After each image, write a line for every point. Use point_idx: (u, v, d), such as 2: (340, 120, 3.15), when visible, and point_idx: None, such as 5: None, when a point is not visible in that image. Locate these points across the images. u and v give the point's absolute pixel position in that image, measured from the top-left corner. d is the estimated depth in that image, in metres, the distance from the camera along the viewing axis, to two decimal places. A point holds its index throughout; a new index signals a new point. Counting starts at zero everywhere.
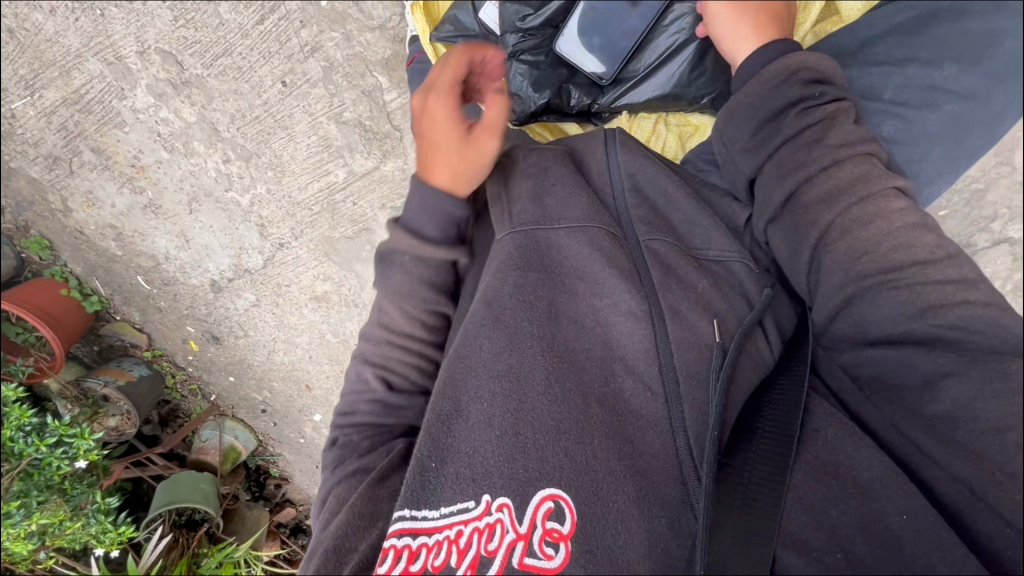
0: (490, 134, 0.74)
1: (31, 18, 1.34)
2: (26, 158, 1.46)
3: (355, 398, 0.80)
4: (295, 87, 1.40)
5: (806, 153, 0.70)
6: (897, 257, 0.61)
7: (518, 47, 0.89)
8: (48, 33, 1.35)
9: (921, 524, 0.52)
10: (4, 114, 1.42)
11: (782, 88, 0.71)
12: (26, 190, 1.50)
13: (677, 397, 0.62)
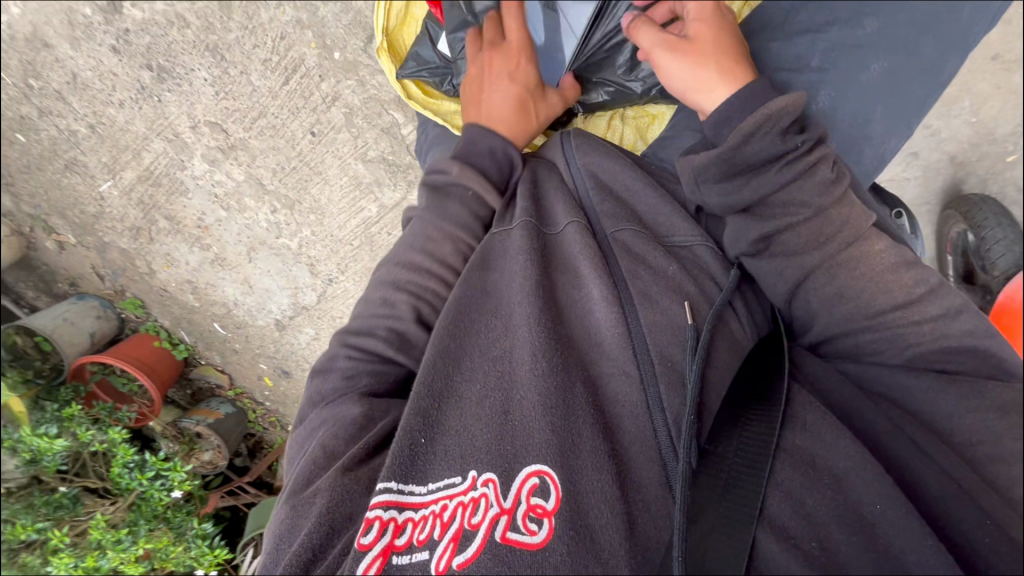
0: (561, 91, 0.84)
1: (105, 112, 1.52)
2: (116, 233, 1.68)
3: (375, 320, 0.73)
4: (324, 135, 1.52)
5: (788, 196, 0.63)
6: (880, 300, 0.60)
7: None
8: (119, 122, 1.53)
9: (900, 518, 0.49)
10: (93, 198, 1.64)
11: (762, 143, 0.62)
12: (120, 259, 1.72)
13: (652, 376, 0.60)
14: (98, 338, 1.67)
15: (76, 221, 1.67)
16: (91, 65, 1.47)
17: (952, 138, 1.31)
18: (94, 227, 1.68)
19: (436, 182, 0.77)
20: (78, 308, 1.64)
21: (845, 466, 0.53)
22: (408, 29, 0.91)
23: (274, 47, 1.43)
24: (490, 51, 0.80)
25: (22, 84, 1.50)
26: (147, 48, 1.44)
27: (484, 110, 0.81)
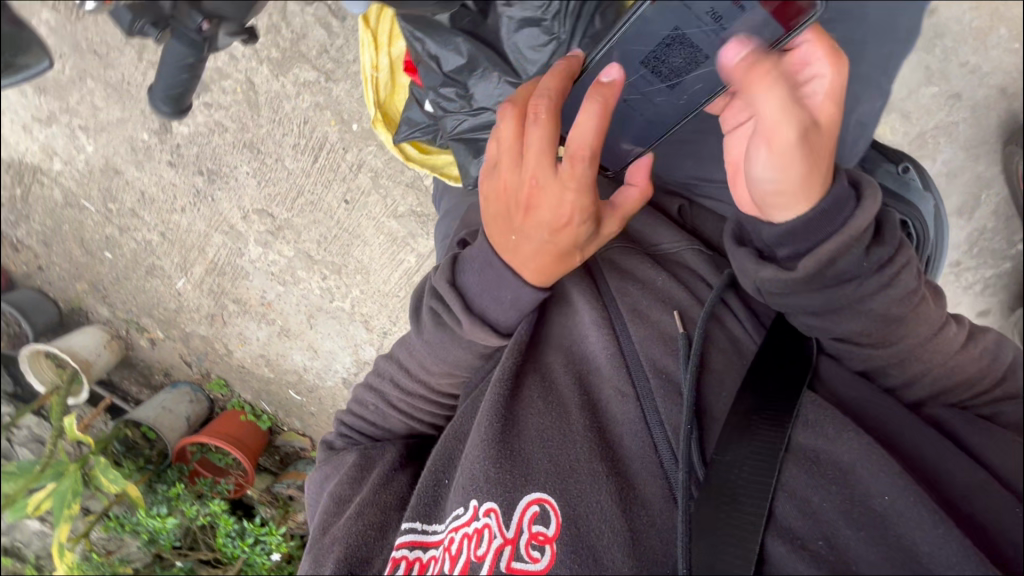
0: (616, 219, 0.58)
1: (172, 219, 1.62)
2: (195, 322, 1.71)
3: (371, 414, 0.73)
4: (356, 202, 1.50)
5: (859, 290, 0.49)
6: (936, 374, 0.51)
7: (454, 130, 0.85)
8: (184, 225, 1.61)
9: (914, 505, 0.40)
10: (173, 295, 1.71)
11: (851, 256, 0.48)
12: (202, 344, 1.74)
13: (648, 393, 0.54)
14: (195, 420, 1.73)
15: (161, 318, 1.73)
16: (155, 181, 1.59)
17: (999, 68, 1.13)
18: (176, 320, 1.72)
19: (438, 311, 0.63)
20: (173, 396, 1.71)
21: (849, 452, 0.44)
22: (398, 95, 0.97)
23: (300, 132, 1.48)
24: (537, 157, 0.53)
25: (103, 209, 1.64)
26: (197, 156, 1.54)
27: (500, 237, 0.58)
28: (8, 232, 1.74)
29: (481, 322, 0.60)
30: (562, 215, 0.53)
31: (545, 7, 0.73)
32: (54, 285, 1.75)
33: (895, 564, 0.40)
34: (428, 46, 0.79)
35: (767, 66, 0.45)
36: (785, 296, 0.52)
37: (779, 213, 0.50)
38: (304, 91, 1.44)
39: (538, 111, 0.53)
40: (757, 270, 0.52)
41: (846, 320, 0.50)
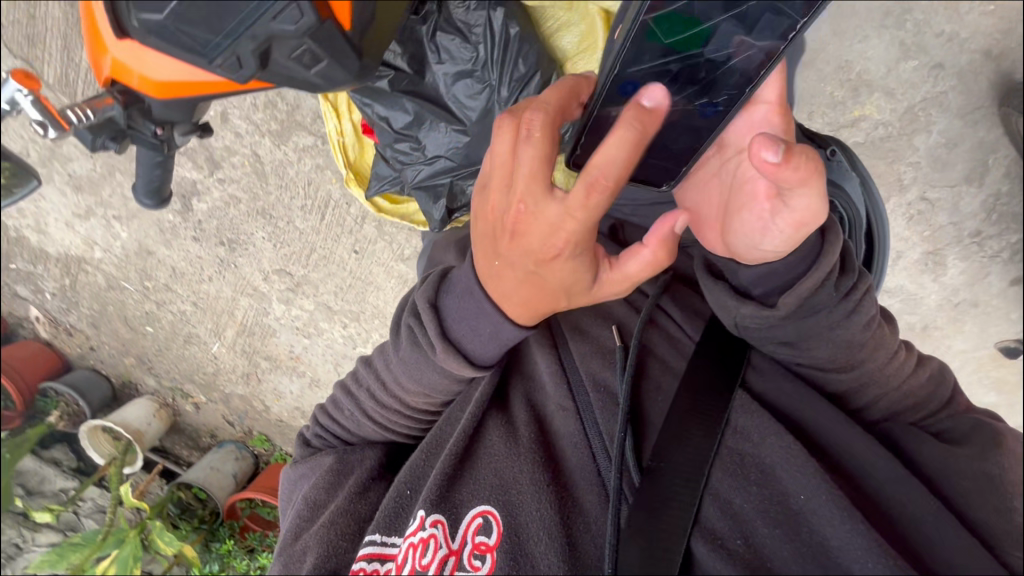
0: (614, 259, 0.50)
1: (202, 289, 1.57)
2: (232, 382, 1.70)
3: (345, 423, 0.68)
4: (366, 251, 1.44)
5: (832, 319, 0.52)
6: (885, 397, 0.54)
7: (416, 179, 0.88)
8: (213, 292, 1.57)
9: (826, 504, 0.43)
10: (210, 359, 1.68)
11: (822, 292, 0.51)
12: (240, 403, 1.73)
13: (587, 406, 0.55)
14: (242, 477, 1.73)
15: (201, 382, 1.72)
16: (184, 256, 1.54)
17: (978, 32, 1.06)
18: (216, 383, 1.71)
19: (414, 330, 0.57)
20: (220, 455, 1.72)
21: (771, 455, 0.47)
22: (366, 153, 1.05)
23: (303, 192, 1.40)
24: (531, 180, 0.46)
25: (141, 286, 1.60)
26: (217, 229, 1.48)
27: (484, 265, 0.51)
28: (60, 318, 1.71)
29: (454, 349, 0.54)
30: (551, 244, 0.47)
31: (476, 59, 0.79)
32: (105, 362, 1.76)
33: (808, 559, 0.42)
34: (377, 108, 0.84)
35: (818, 161, 0.44)
36: (761, 329, 0.54)
37: (761, 263, 0.52)
38: (306, 155, 1.37)
39: (533, 127, 0.46)
40: (739, 308, 0.53)
41: (817, 349, 0.53)
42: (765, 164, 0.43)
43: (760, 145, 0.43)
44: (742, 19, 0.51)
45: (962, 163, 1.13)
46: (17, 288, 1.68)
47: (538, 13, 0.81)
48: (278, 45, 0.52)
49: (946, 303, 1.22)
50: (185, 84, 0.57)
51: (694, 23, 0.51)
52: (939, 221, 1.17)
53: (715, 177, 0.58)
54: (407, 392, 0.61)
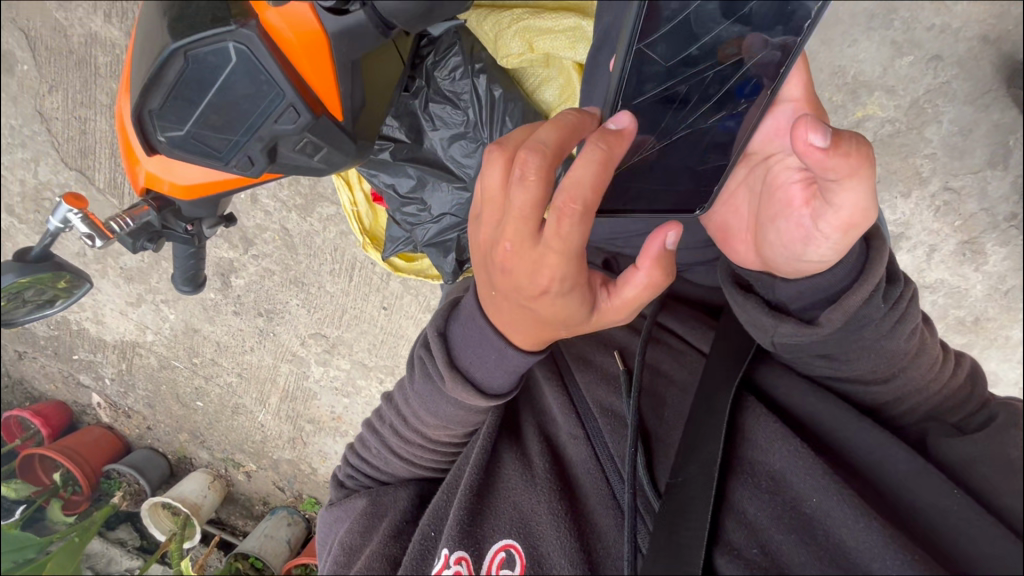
0: (614, 293, 0.46)
1: (247, 360, 1.65)
2: (280, 448, 1.75)
3: (373, 458, 0.69)
4: (395, 306, 1.49)
5: (880, 331, 0.50)
6: (924, 401, 0.51)
7: (425, 237, 0.93)
8: (256, 362, 1.65)
9: (839, 505, 0.42)
10: (257, 427, 1.75)
11: (871, 304, 0.49)
12: (289, 467, 1.78)
13: (598, 432, 0.55)
14: (296, 543, 1.75)
15: (251, 450, 1.78)
16: (226, 330, 1.63)
17: (970, 21, 1.00)
18: (265, 450, 1.77)
19: (425, 365, 0.56)
20: (273, 522, 1.75)
21: (780, 461, 0.46)
22: (379, 218, 1.12)
23: (331, 256, 1.48)
24: (518, 223, 0.42)
25: (190, 363, 1.70)
26: (255, 301, 1.57)
27: (484, 292, 0.49)
28: (119, 401, 1.82)
29: (462, 376, 0.53)
30: (543, 280, 0.43)
31: (467, 122, 0.85)
32: (161, 440, 1.85)
33: (826, 563, 0.41)
34: (382, 178, 0.90)
35: (866, 150, 0.43)
36: (801, 345, 0.51)
37: (806, 276, 0.50)
38: (330, 223, 1.44)
39: (527, 168, 0.41)
40: (778, 326, 0.51)
41: (855, 361, 0.51)
42: (812, 146, 0.42)
43: (807, 129, 0.42)
44: (748, 23, 0.48)
45: (980, 149, 1.05)
46: (79, 377, 1.81)
47: (518, 73, 0.87)
48: (283, 142, 0.58)
49: (994, 293, 1.14)
50: (209, 184, 0.65)
51: (698, 36, 0.48)
52: (969, 209, 1.10)
53: (742, 189, 0.57)
54: (427, 428, 0.60)
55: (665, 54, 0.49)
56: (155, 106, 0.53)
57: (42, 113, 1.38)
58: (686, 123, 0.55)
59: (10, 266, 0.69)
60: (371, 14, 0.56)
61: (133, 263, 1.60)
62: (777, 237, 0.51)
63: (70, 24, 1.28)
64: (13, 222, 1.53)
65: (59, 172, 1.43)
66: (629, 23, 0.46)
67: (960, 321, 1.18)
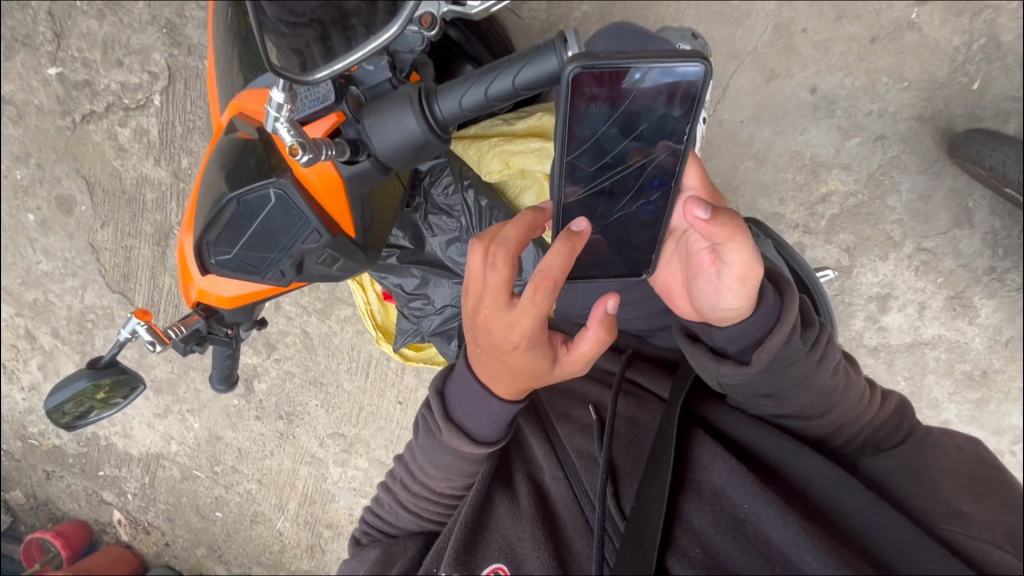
0: (574, 350, 0.56)
1: (269, 466, 1.71)
2: (299, 556, 1.75)
3: (386, 513, 0.76)
4: (409, 400, 1.58)
5: (804, 370, 0.56)
6: (858, 431, 0.58)
7: (430, 327, 1.07)
8: (276, 466, 1.71)
9: (765, 504, 0.48)
10: (275, 536, 1.76)
11: (792, 345, 0.55)
12: None
13: (574, 470, 0.63)
14: None
15: (269, 563, 1.78)
16: (248, 436, 1.71)
17: (904, 104, 1.15)
18: (284, 562, 1.77)
19: (430, 423, 0.67)
20: None
21: (720, 476, 0.52)
22: (389, 314, 1.24)
23: (347, 356, 1.60)
24: (494, 294, 0.53)
25: (211, 472, 1.76)
26: (275, 403, 1.67)
27: (471, 352, 0.60)
28: (139, 517, 1.85)
29: (456, 427, 0.63)
30: (511, 341, 0.53)
31: (460, 227, 1.01)
32: (178, 556, 1.85)
33: (756, 554, 0.47)
34: (390, 280, 1.06)
35: (739, 220, 0.53)
36: (742, 385, 0.57)
37: (731, 323, 0.56)
38: (346, 324, 1.58)
39: (497, 256, 0.52)
40: (719, 367, 0.56)
41: (793, 397, 0.57)
42: (698, 219, 0.52)
43: (693, 204, 0.52)
44: (642, 138, 0.53)
45: (944, 211, 1.18)
46: (103, 494, 1.86)
47: (502, 185, 1.02)
48: (308, 257, 0.73)
49: (995, 344, 1.22)
50: (248, 294, 0.79)
51: (609, 151, 0.53)
52: (948, 266, 1.20)
53: (673, 255, 0.62)
54: (431, 480, 0.69)
55: (585, 162, 0.54)
56: (211, 239, 0.69)
57: (94, 245, 1.59)
58: (620, 209, 0.59)
59: (83, 372, 0.86)
60: (376, 164, 0.66)
61: (163, 376, 1.72)
62: (703, 294, 0.57)
63: (124, 169, 1.53)
64: (57, 344, 1.69)
65: (103, 296, 1.62)
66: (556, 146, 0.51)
67: (970, 375, 1.24)
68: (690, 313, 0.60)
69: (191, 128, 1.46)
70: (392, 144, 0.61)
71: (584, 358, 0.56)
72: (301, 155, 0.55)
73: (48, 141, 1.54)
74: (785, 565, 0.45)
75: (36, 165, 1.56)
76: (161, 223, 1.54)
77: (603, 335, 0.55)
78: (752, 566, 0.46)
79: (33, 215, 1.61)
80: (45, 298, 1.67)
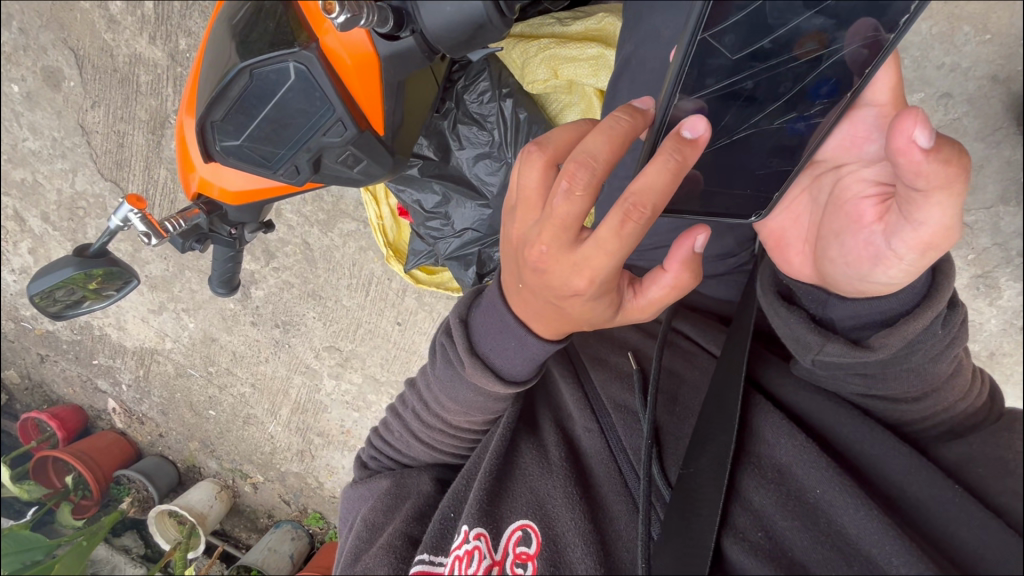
0: (640, 296, 0.50)
1: (264, 372, 1.69)
2: (288, 459, 1.76)
3: (395, 440, 0.73)
4: (409, 321, 1.52)
5: (930, 354, 0.52)
6: (952, 417, 0.55)
7: (448, 250, 0.99)
8: (271, 373, 1.68)
9: (839, 495, 0.51)
10: (266, 438, 1.76)
11: (929, 328, 0.51)
12: (296, 481, 1.78)
13: (610, 425, 0.62)
14: (298, 558, 1.74)
15: (259, 462, 1.79)
16: (243, 340, 1.67)
17: (979, 61, 1.00)
18: (273, 462, 1.77)
19: (450, 356, 0.60)
20: (277, 535, 1.74)
21: (784, 454, 0.56)
22: (402, 233, 1.16)
23: (349, 271, 1.53)
24: (560, 227, 0.45)
25: (205, 372, 1.73)
26: (273, 312, 1.62)
27: (511, 286, 0.53)
28: (134, 407, 1.85)
29: (486, 368, 0.56)
30: (574, 283, 0.46)
31: (492, 142, 0.90)
32: (172, 447, 1.87)
33: (828, 547, 0.50)
34: (408, 194, 0.96)
35: (965, 159, 0.42)
36: (841, 363, 0.54)
37: (861, 297, 0.52)
38: (349, 239, 1.50)
39: (575, 181, 0.43)
40: (824, 346, 0.54)
41: (891, 382, 0.54)
42: (915, 146, 0.42)
43: (914, 126, 0.41)
44: (834, 17, 0.44)
45: (993, 184, 1.05)
46: (97, 382, 1.85)
47: (543, 98, 0.91)
48: (328, 153, 0.63)
49: (1012, 327, 1.13)
50: (255, 190, 0.70)
51: (773, 28, 0.45)
52: (982, 244, 1.09)
53: (805, 195, 0.58)
54: (450, 414, 0.64)
55: (734, 45, 0.45)
56: (218, 117, 0.59)
57: (84, 126, 1.46)
58: (750, 122, 0.52)
59: (70, 260, 0.78)
60: (419, 42, 0.60)
61: (157, 273, 1.64)
62: (841, 246, 0.52)
63: (116, 45, 1.37)
64: (47, 229, 1.60)
65: (94, 183, 1.51)
66: (691, 23, 0.42)
67: (975, 356, 1.16)
68: (808, 262, 0.56)
69: (191, 4, 1.30)
70: (445, 21, 0.54)
71: (648, 305, 0.50)
72: (337, 13, 0.48)
73: (32, 4, 1.37)
74: (856, 555, 0.49)
75: (18, 29, 1.39)
76: (156, 109, 1.40)
77: (677, 282, 0.49)
78: (822, 559, 0.49)
79: (17, 86, 1.46)
80: (34, 179, 1.55)
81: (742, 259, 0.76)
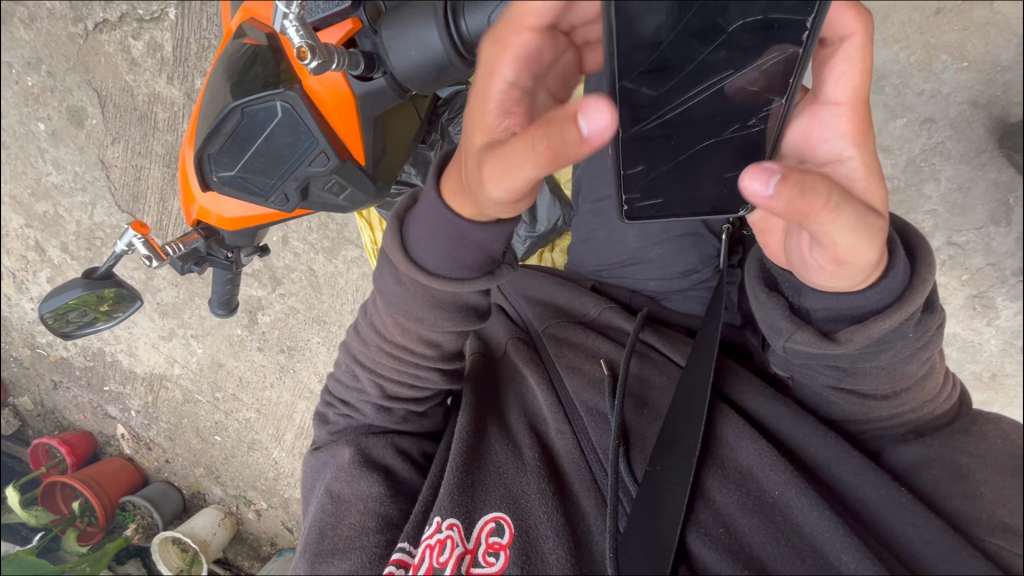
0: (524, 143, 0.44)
1: (268, 397, 1.72)
2: (292, 486, 1.77)
3: (346, 367, 0.76)
4: None
5: (904, 355, 0.54)
6: (918, 415, 0.58)
7: None
8: (275, 398, 1.72)
9: (796, 497, 0.54)
10: (270, 463, 1.79)
11: (897, 332, 0.52)
12: (300, 507, 1.79)
13: (582, 429, 0.66)
14: None
15: (263, 488, 1.81)
16: (249, 365, 1.72)
17: (959, 87, 1.04)
18: (277, 488, 1.79)
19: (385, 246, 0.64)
20: (279, 564, 1.73)
21: (745, 457, 0.59)
22: None
23: (353, 297, 1.58)
24: None
25: (212, 397, 1.78)
26: (278, 337, 1.67)
27: None
28: (142, 433, 1.89)
29: (398, 227, 0.57)
30: None
31: None
32: (178, 473, 1.90)
33: (784, 543, 0.54)
34: None
35: (818, 194, 0.41)
36: (813, 355, 0.56)
37: (835, 291, 0.53)
38: (352, 265, 1.56)
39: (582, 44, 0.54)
40: (795, 332, 0.55)
41: (866, 377, 0.56)
42: (759, 201, 0.41)
43: (750, 180, 0.40)
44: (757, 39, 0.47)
45: (981, 206, 1.08)
46: (107, 408, 1.90)
47: None
48: (314, 182, 0.69)
49: (1011, 348, 1.14)
50: (250, 217, 0.76)
51: (680, 67, 0.47)
52: (975, 264, 1.11)
53: None
54: (388, 324, 0.66)
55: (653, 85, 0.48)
56: (213, 151, 0.65)
57: (104, 161, 1.56)
58: (704, 142, 0.54)
59: (79, 281, 0.83)
60: (390, 83, 0.68)
61: (169, 300, 1.71)
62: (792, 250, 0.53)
63: (136, 85, 1.47)
64: (66, 259, 1.68)
65: (112, 215, 1.60)
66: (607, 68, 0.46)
67: (977, 377, 1.17)
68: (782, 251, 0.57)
69: (206, 47, 1.39)
70: (411, 63, 0.61)
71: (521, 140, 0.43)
72: (310, 60, 0.54)
73: (61, 50, 1.48)
74: (810, 550, 0.53)
75: (47, 73, 1.50)
76: (172, 144, 1.49)
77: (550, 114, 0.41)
78: (778, 554, 0.53)
79: (44, 125, 1.56)
80: (56, 212, 1.64)
81: (705, 275, 0.82)
